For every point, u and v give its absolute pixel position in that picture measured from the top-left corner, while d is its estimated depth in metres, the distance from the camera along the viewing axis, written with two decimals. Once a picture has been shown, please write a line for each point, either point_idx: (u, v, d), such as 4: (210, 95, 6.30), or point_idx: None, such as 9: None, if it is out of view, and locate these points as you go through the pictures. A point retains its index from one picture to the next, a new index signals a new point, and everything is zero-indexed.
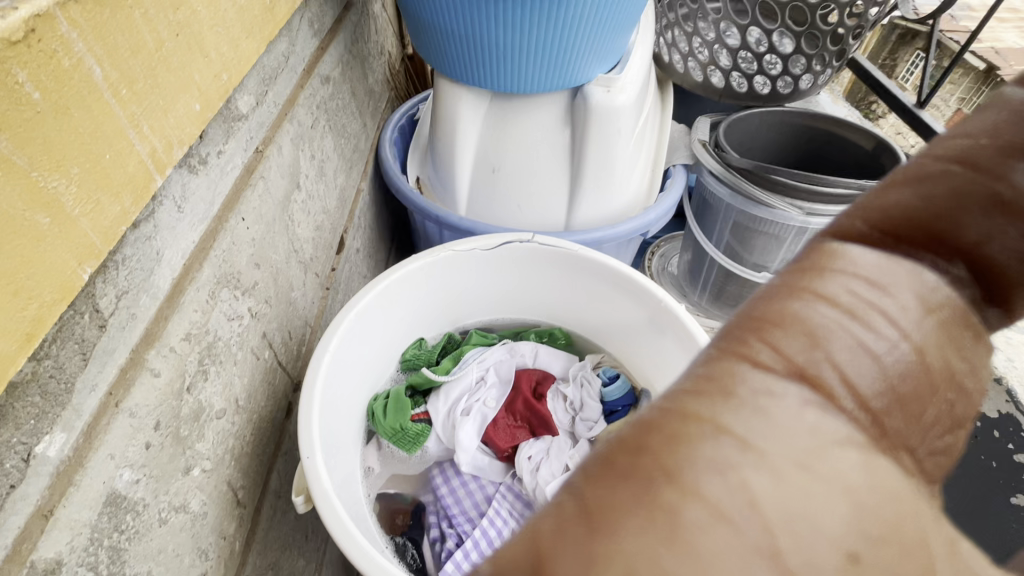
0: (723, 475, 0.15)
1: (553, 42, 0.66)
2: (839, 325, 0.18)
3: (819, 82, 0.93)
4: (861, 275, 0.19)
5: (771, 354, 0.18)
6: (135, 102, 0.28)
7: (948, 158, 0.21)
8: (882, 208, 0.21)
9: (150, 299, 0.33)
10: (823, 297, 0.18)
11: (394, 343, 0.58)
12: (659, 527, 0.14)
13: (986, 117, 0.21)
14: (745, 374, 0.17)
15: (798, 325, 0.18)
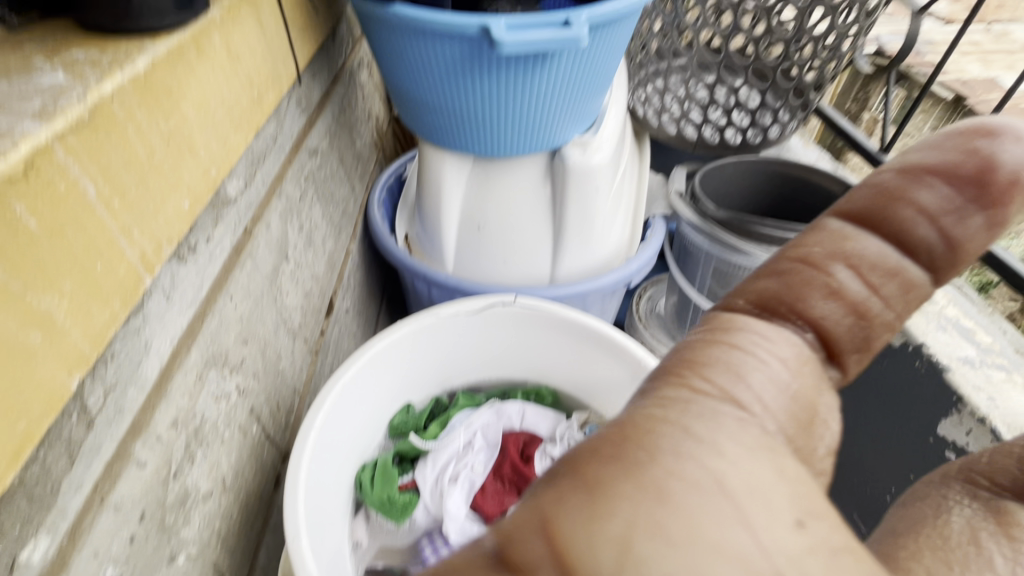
0: (689, 456, 0.22)
1: (530, 113, 0.67)
2: (749, 363, 0.26)
3: (786, 131, 0.97)
4: (758, 332, 0.27)
5: (704, 383, 0.25)
6: (127, 211, 0.30)
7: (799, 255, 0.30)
8: (755, 291, 0.29)
9: (138, 390, 0.34)
10: (735, 347, 0.27)
11: (381, 411, 0.59)
12: (646, 493, 0.21)
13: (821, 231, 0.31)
14: (693, 399, 0.24)
15: (720, 366, 0.26)
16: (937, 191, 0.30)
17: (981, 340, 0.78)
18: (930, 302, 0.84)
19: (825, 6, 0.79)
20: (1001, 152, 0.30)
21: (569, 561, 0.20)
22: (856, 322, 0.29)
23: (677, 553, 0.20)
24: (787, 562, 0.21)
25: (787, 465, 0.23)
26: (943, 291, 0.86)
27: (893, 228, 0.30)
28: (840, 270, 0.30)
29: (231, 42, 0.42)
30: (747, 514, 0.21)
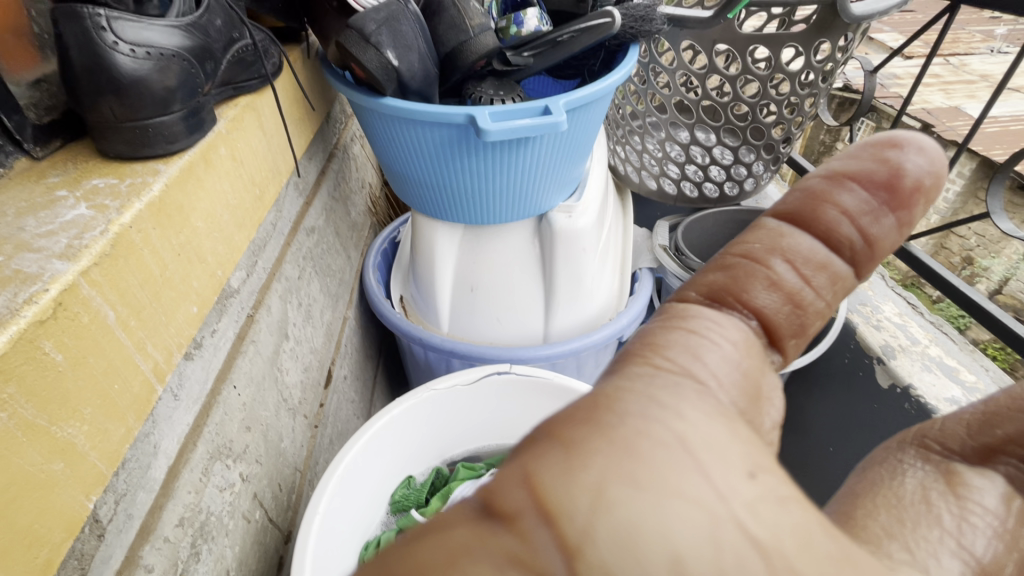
0: (656, 418, 0.21)
1: (516, 184, 0.71)
2: (704, 343, 0.27)
3: (762, 183, 1.01)
4: (710, 318, 0.29)
5: (665, 361, 0.25)
6: (141, 328, 0.32)
7: (739, 253, 0.33)
8: (706, 284, 0.31)
9: (146, 493, 0.35)
10: (693, 331, 0.27)
11: (383, 485, 0.60)
12: (618, 449, 0.20)
13: (758, 233, 0.33)
14: (653, 375, 0.24)
15: (678, 348, 0.26)
16: (856, 194, 0.32)
17: (966, 378, 0.80)
18: (913, 343, 0.86)
19: (786, 73, 0.83)
20: (907, 163, 0.31)
21: (550, 510, 0.20)
22: (793, 310, 0.32)
23: (648, 498, 0.20)
24: (742, 509, 0.20)
25: (740, 430, 0.23)
26: (924, 331, 0.89)
27: (821, 228, 0.33)
28: (781, 258, 0.33)
29: (236, 149, 0.46)
30: (706, 469, 0.20)
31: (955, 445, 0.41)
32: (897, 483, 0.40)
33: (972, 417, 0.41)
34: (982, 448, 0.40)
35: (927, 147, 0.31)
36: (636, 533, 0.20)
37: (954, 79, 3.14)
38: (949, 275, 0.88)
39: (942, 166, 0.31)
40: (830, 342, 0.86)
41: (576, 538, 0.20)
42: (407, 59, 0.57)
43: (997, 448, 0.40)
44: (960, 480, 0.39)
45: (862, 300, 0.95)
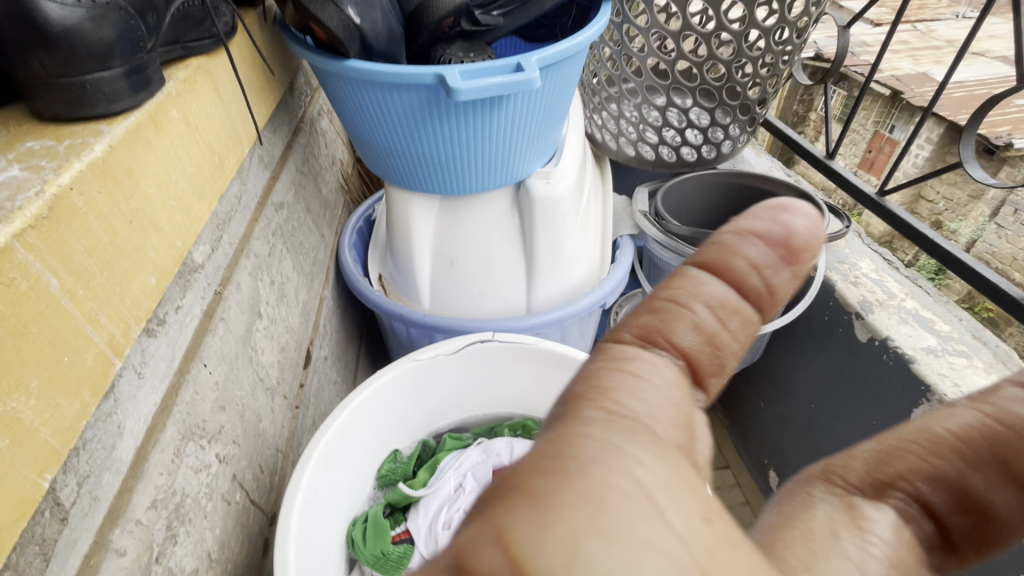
0: (619, 466, 0.20)
1: (491, 150, 0.69)
2: (635, 389, 0.23)
3: (739, 144, 1.01)
4: (644, 357, 0.26)
5: (613, 404, 0.23)
6: (91, 297, 0.30)
7: (663, 298, 0.28)
8: (636, 324, 0.27)
9: (113, 475, 0.34)
10: (632, 373, 0.24)
11: (369, 460, 0.59)
12: (587, 499, 0.19)
13: (677, 279, 0.29)
14: (603, 422, 0.22)
15: (623, 392, 0.23)
16: (760, 249, 0.29)
17: (941, 328, 0.82)
18: (890, 297, 0.88)
19: (760, 30, 0.82)
20: (796, 226, 0.30)
21: (523, 573, 0.18)
22: (715, 354, 0.28)
23: (622, 550, 0.18)
24: (707, 561, 0.19)
25: (690, 474, 0.21)
26: (900, 285, 0.90)
27: (732, 277, 0.29)
28: (699, 304, 0.28)
29: (189, 113, 0.43)
30: (667, 518, 0.19)
31: (853, 477, 0.28)
32: (806, 516, 0.26)
33: (865, 450, 0.29)
34: (879, 482, 0.28)
35: (810, 214, 0.30)
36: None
37: (922, 44, 3.18)
38: (931, 232, 0.90)
39: (821, 234, 0.30)
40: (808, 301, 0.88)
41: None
42: (369, 16, 0.55)
43: (889, 483, 0.28)
44: (863, 516, 0.26)
45: (839, 258, 0.96)
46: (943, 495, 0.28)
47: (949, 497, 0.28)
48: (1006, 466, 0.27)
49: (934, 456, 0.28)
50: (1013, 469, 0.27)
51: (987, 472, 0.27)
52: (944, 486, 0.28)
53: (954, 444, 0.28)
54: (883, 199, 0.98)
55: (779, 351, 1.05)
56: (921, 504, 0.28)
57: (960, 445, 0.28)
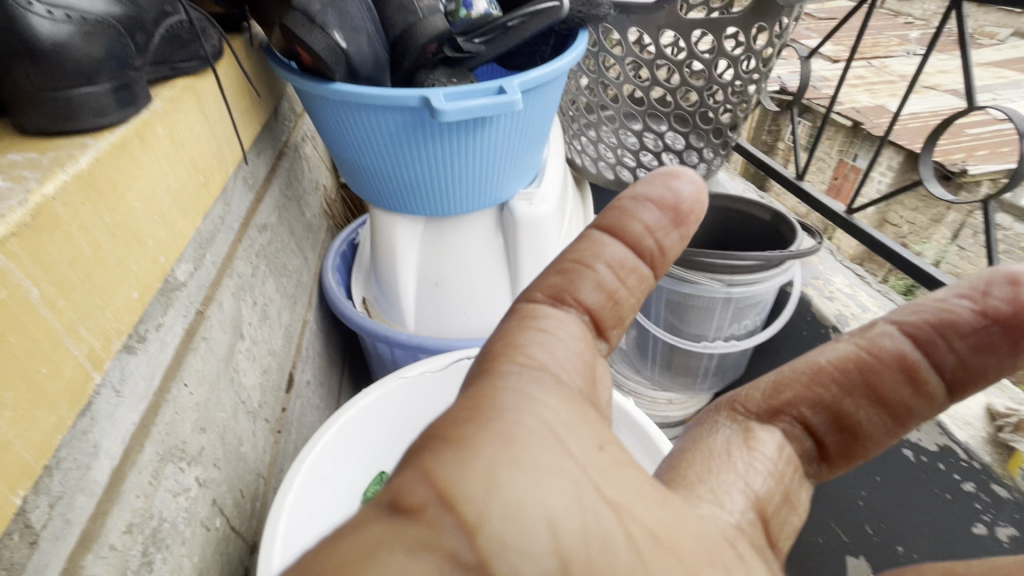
0: (527, 409, 0.25)
1: (474, 171, 0.71)
2: (542, 338, 0.31)
3: (714, 167, 1.04)
4: (552, 314, 0.33)
5: (527, 360, 0.29)
6: (71, 308, 0.29)
7: (573, 259, 0.36)
8: (548, 285, 0.35)
9: (87, 497, 0.32)
10: (543, 329, 0.31)
11: (355, 484, 0.55)
12: (499, 438, 0.24)
13: (584, 242, 0.37)
14: (517, 375, 0.27)
15: (535, 346, 0.30)
16: (652, 213, 0.39)
17: None
18: (863, 310, 0.90)
19: (728, 58, 0.86)
20: (682, 190, 0.39)
21: (449, 500, 0.22)
22: (615, 306, 0.37)
23: (528, 474, 0.23)
24: (598, 476, 0.25)
25: (588, 413, 0.28)
26: (872, 298, 0.93)
27: (630, 238, 0.38)
28: (600, 263, 0.37)
29: (174, 130, 0.43)
30: (566, 444, 0.25)
31: (753, 406, 0.38)
32: (709, 442, 0.36)
33: (765, 381, 0.38)
34: (773, 408, 0.37)
35: (693, 178, 0.39)
36: (522, 507, 0.22)
37: (877, 78, 3.38)
38: (897, 247, 0.94)
39: (704, 192, 0.40)
40: (785, 316, 0.90)
41: (474, 523, 0.22)
42: (355, 41, 0.56)
43: (781, 409, 0.37)
44: (753, 436, 0.36)
45: (813, 274, 0.99)
46: (821, 416, 0.37)
47: (826, 418, 0.37)
48: (871, 391, 0.36)
49: (817, 384, 0.37)
50: (875, 393, 0.36)
51: (856, 397, 0.36)
52: (824, 409, 0.37)
53: (834, 375, 0.37)
54: (852, 218, 1.03)
55: (761, 367, 1.07)
56: (802, 423, 0.37)
57: (837, 375, 0.37)
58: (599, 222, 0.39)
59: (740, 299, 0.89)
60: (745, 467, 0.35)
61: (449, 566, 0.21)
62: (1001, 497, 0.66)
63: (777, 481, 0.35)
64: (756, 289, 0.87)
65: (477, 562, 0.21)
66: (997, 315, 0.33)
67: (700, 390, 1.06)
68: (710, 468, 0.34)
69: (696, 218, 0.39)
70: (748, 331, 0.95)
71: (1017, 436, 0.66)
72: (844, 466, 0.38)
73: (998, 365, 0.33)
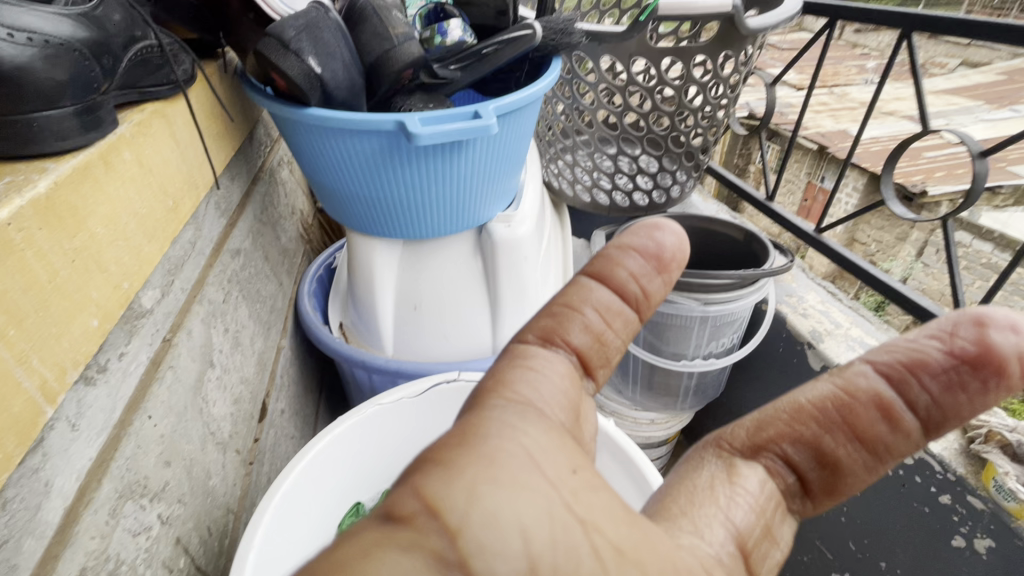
0: (509, 435, 0.27)
1: (453, 195, 0.71)
2: (528, 377, 0.32)
3: (687, 189, 1.06)
4: (541, 354, 0.35)
5: (512, 394, 0.30)
6: (22, 338, 0.28)
7: (561, 303, 0.37)
8: (538, 328, 0.36)
9: (36, 540, 0.30)
10: (530, 368, 0.33)
11: (329, 515, 0.53)
12: (482, 459, 0.25)
13: (574, 286, 0.38)
14: (501, 407, 0.29)
15: (522, 383, 0.31)
16: (637, 260, 0.40)
17: None
18: (836, 326, 0.92)
19: (697, 85, 0.89)
20: (665, 239, 0.40)
21: (433, 513, 0.23)
22: (600, 348, 0.38)
23: (507, 491, 0.24)
24: (571, 498, 0.26)
25: (567, 442, 0.29)
26: (845, 315, 0.95)
27: (615, 284, 0.39)
28: (587, 307, 0.38)
29: (143, 154, 0.42)
30: (543, 468, 0.26)
31: (737, 443, 0.39)
32: (694, 476, 0.37)
33: (749, 419, 0.39)
34: (756, 445, 0.38)
35: (675, 230, 0.40)
36: (500, 520, 0.24)
37: (839, 104, 3.53)
38: (865, 263, 0.98)
39: (684, 244, 0.40)
40: (761, 333, 0.92)
41: (456, 529, 0.23)
42: (330, 66, 0.57)
43: (763, 446, 0.38)
44: (736, 472, 0.37)
45: (787, 291, 1.02)
46: (804, 453, 0.38)
47: (810, 456, 0.37)
48: (850, 429, 0.36)
49: (796, 422, 0.38)
50: (855, 431, 0.36)
51: (836, 435, 0.37)
52: (806, 446, 0.37)
53: (814, 414, 0.37)
54: (821, 236, 1.06)
55: (740, 384, 1.08)
56: (785, 460, 0.38)
57: (817, 413, 0.37)
58: (586, 266, 0.40)
59: (717, 317, 0.90)
60: (726, 501, 0.35)
61: (435, 565, 0.21)
62: (976, 508, 0.67)
63: (755, 514, 0.36)
64: (732, 307, 0.88)
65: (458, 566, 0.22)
66: (965, 354, 0.33)
67: (682, 409, 1.07)
68: (693, 501, 0.35)
69: (680, 266, 0.40)
70: (726, 349, 0.96)
71: (988, 447, 0.68)
72: (827, 503, 0.38)
73: (971, 404, 0.33)
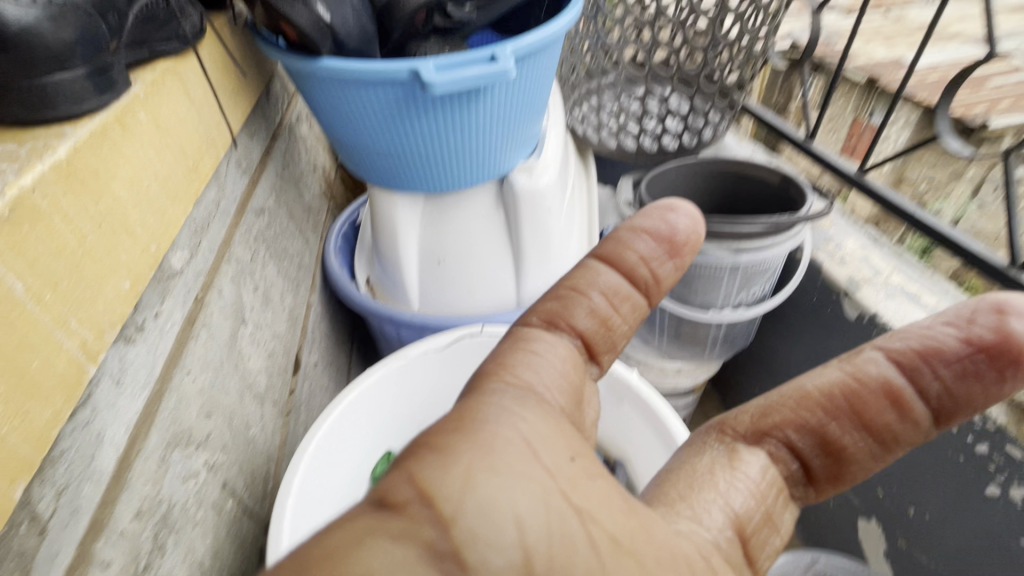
0: (506, 421, 0.29)
1: (472, 146, 0.69)
2: (528, 361, 0.35)
3: (720, 130, 1.01)
4: (544, 339, 0.37)
5: (512, 379, 0.33)
6: (60, 301, 0.29)
7: (569, 286, 0.41)
8: (544, 310, 0.39)
9: (94, 486, 0.33)
10: (532, 351, 0.36)
11: (362, 463, 0.56)
12: (479, 446, 0.27)
13: (584, 269, 0.42)
14: (502, 393, 0.31)
15: (522, 367, 0.34)
16: (647, 243, 0.43)
17: (928, 301, 0.82)
18: (875, 273, 0.88)
19: (733, 13, 0.83)
20: (678, 222, 0.44)
21: (429, 497, 0.25)
22: (606, 331, 0.41)
23: (502, 479, 0.26)
24: (566, 484, 0.28)
25: (565, 428, 0.31)
26: (886, 261, 0.90)
27: (625, 267, 0.43)
28: (595, 289, 0.41)
29: (158, 115, 0.42)
30: (539, 454, 0.28)
31: (740, 427, 0.39)
32: (694, 463, 0.38)
33: (754, 406, 0.40)
34: (758, 431, 0.39)
35: (691, 213, 0.44)
36: (495, 506, 0.26)
37: (895, 26, 3.21)
38: (910, 205, 0.92)
39: (699, 225, 0.44)
40: (795, 281, 0.89)
41: (451, 515, 0.25)
42: (340, 13, 0.55)
43: (767, 432, 0.39)
44: (738, 457, 0.38)
45: (824, 237, 0.97)
46: (808, 440, 0.38)
47: (814, 443, 0.38)
48: (857, 417, 0.37)
49: (802, 409, 0.38)
50: (862, 419, 0.37)
51: (842, 421, 0.37)
52: (810, 433, 0.38)
53: (820, 401, 0.38)
54: (863, 177, 1.00)
55: (771, 333, 1.06)
56: (789, 446, 0.39)
57: (823, 401, 0.38)
58: (599, 251, 0.44)
59: (748, 266, 0.87)
60: (726, 486, 0.37)
61: (426, 553, 0.24)
62: (1015, 458, 0.65)
63: (755, 501, 0.37)
64: (765, 255, 0.85)
65: (450, 552, 0.24)
66: (981, 343, 0.34)
67: (710, 358, 1.06)
68: (692, 485, 0.37)
69: (691, 249, 0.43)
70: (757, 298, 0.94)
71: None
72: (831, 490, 0.39)
73: (983, 392, 0.35)
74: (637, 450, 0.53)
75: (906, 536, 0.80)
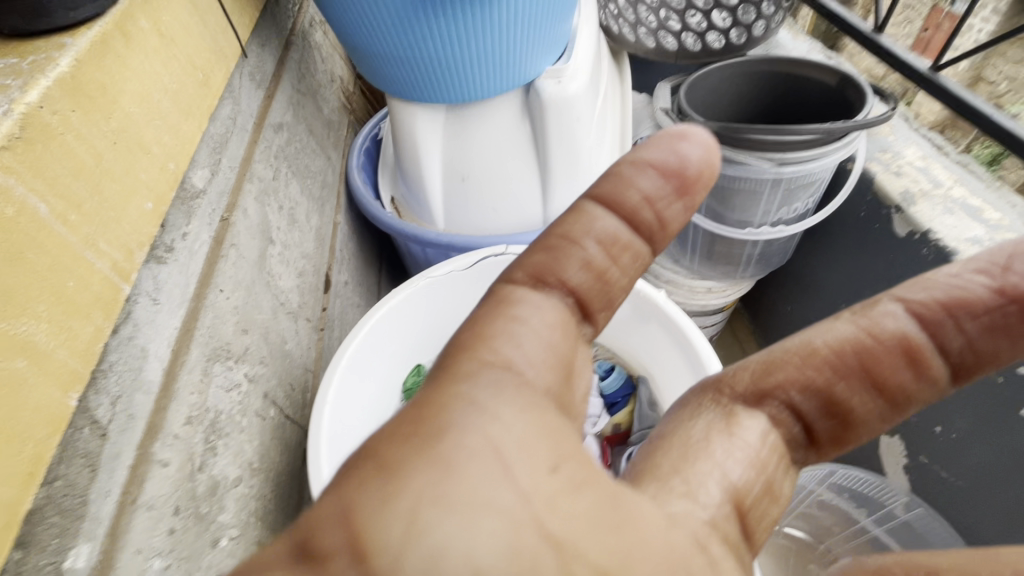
0: (470, 426, 0.25)
1: (494, 48, 0.64)
2: (506, 334, 0.30)
3: (772, 26, 0.92)
4: (529, 303, 0.33)
5: (486, 361, 0.28)
6: (86, 222, 0.29)
7: (559, 236, 0.37)
8: (531, 264, 0.35)
9: (145, 395, 0.35)
10: (515, 318, 0.31)
11: (394, 376, 0.58)
12: (433, 470, 0.23)
13: (578, 219, 0.37)
14: (469, 386, 0.27)
15: (500, 339, 0.30)
16: (652, 179, 0.38)
17: (989, 217, 0.76)
18: (935, 186, 0.81)
19: None
20: (690, 153, 0.38)
21: (361, 545, 0.22)
22: (601, 286, 0.37)
23: (457, 515, 0.23)
24: (543, 511, 0.24)
25: (548, 423, 0.27)
26: (948, 172, 0.83)
27: (624, 211, 0.38)
28: (586, 239, 0.37)
29: (159, 21, 0.40)
30: (510, 470, 0.24)
31: (739, 387, 0.38)
32: (688, 425, 0.36)
33: (755, 363, 0.38)
34: (757, 392, 0.37)
35: (703, 140, 0.38)
36: (446, 552, 0.22)
37: None
38: (983, 104, 0.82)
39: (713, 153, 0.37)
40: (843, 195, 0.83)
41: (386, 569, 0.21)
42: None
43: (768, 392, 0.37)
44: (735, 422, 0.36)
45: (881, 146, 0.89)
46: (811, 402, 0.37)
47: (817, 404, 0.37)
48: (867, 375, 0.36)
49: (809, 366, 0.36)
50: (872, 380, 0.36)
51: (851, 381, 0.36)
52: (813, 394, 0.37)
53: (828, 358, 0.36)
54: (937, 75, 0.88)
55: (810, 251, 1.01)
56: (791, 408, 0.37)
57: (832, 358, 0.36)
58: (596, 191, 0.39)
59: (791, 179, 0.81)
60: (722, 453, 0.34)
61: None
62: None
63: (755, 469, 0.34)
64: (811, 168, 0.79)
65: None
66: (1011, 294, 0.33)
67: (742, 277, 1.04)
68: (684, 455, 0.34)
69: (705, 184, 0.38)
70: (798, 215, 0.89)
71: None
72: (832, 453, 0.38)
73: (1007, 348, 0.34)
74: (661, 367, 0.54)
75: (928, 452, 0.81)
